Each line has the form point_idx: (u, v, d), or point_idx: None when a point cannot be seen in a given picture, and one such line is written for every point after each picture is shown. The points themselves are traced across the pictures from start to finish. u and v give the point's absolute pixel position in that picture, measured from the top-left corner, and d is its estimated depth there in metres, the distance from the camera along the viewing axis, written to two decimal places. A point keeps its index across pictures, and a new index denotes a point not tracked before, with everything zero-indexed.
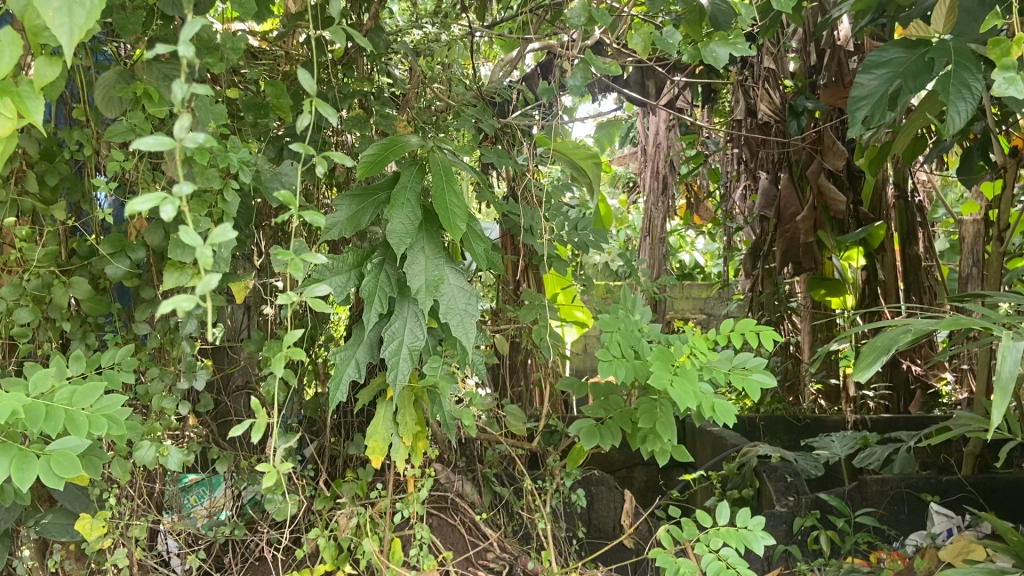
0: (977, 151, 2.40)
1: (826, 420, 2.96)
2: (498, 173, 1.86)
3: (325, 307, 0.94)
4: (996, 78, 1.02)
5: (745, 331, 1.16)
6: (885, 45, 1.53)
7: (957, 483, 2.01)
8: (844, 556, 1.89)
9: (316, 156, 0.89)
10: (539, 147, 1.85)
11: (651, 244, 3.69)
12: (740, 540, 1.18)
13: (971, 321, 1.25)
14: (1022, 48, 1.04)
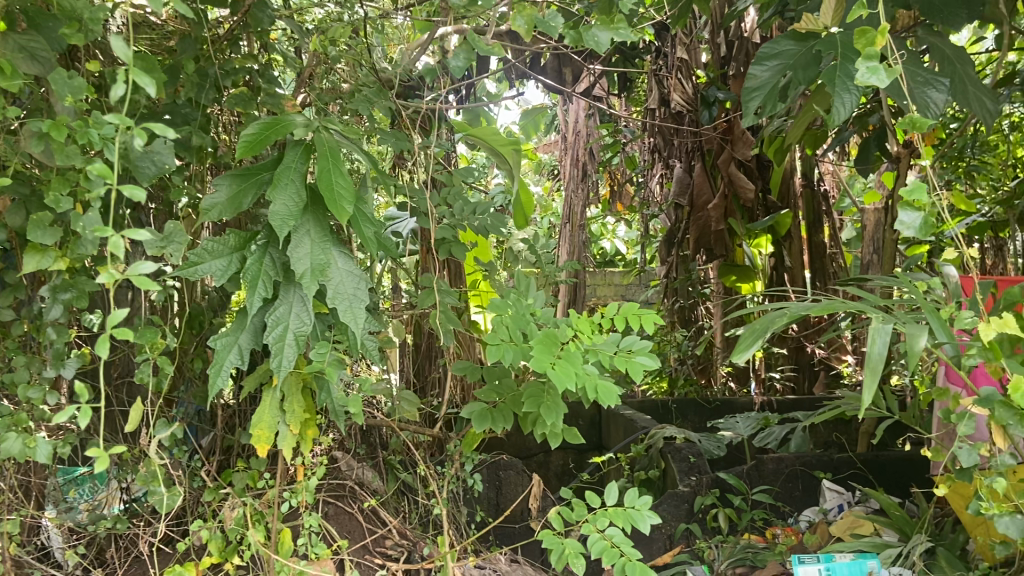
0: (874, 142, 2.46)
1: (734, 402, 3.05)
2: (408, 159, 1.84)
3: (153, 282, 0.85)
4: (860, 68, 1.06)
5: (629, 314, 1.17)
6: (777, 37, 1.57)
7: (847, 461, 2.09)
8: (740, 534, 1.95)
9: (138, 131, 0.88)
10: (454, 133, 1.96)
11: (571, 231, 3.72)
12: (627, 520, 1.20)
13: (849, 304, 1.29)
14: (886, 38, 1.07)
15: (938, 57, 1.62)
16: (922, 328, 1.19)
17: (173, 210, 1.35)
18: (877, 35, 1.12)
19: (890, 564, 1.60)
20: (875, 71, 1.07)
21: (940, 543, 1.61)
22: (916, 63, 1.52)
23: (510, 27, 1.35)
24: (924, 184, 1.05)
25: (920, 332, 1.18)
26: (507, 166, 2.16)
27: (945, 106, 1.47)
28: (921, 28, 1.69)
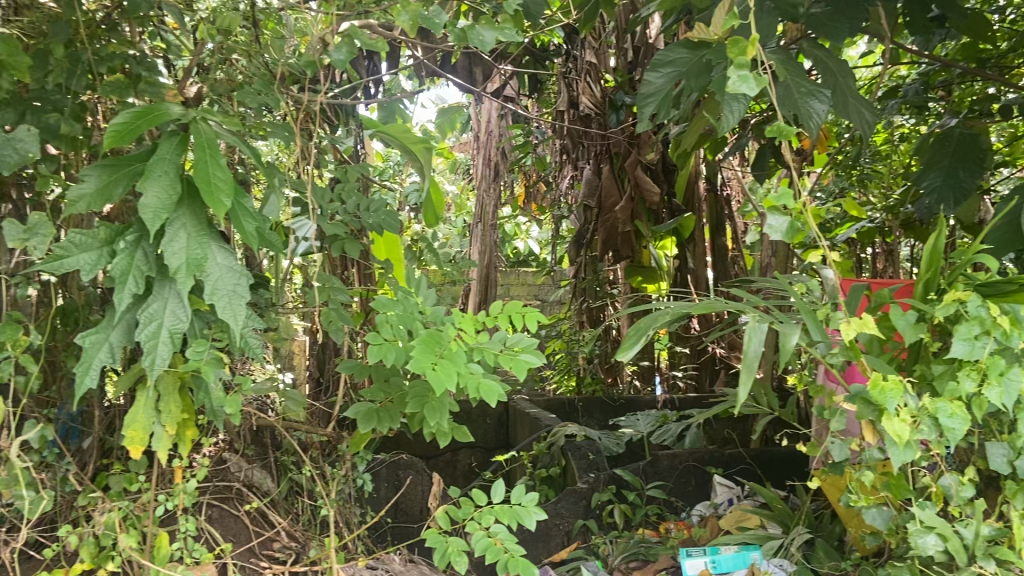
0: (769, 150, 2.55)
1: (638, 401, 3.12)
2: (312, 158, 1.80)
3: None
4: (732, 75, 1.12)
5: (513, 312, 1.19)
6: (671, 45, 1.62)
7: (738, 457, 2.15)
8: (635, 529, 2.00)
9: None
10: (363, 129, 2.04)
11: (482, 231, 3.72)
12: (513, 517, 1.22)
13: (726, 304, 1.34)
14: (754, 48, 1.13)
15: (821, 68, 1.69)
16: (795, 325, 1.24)
17: (45, 201, 1.30)
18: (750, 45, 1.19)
19: (772, 556, 1.64)
20: (747, 79, 1.16)
21: (818, 534, 1.67)
22: (799, 73, 1.59)
23: (396, 23, 1.35)
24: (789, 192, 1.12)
25: (794, 329, 1.23)
26: (419, 163, 2.23)
27: (826, 116, 1.55)
28: (806, 41, 1.76)
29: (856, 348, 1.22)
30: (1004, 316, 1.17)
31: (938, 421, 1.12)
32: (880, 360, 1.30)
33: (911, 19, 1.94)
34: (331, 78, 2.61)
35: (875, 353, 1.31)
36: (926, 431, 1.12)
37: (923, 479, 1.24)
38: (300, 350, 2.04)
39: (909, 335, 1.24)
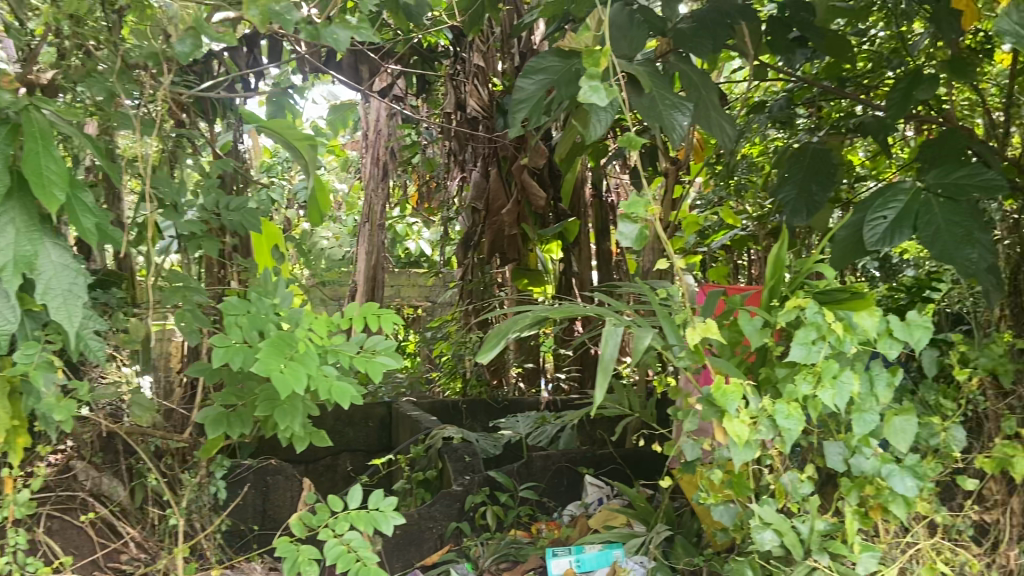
0: (646, 159, 2.61)
1: (521, 402, 3.16)
2: (175, 151, 1.72)
3: None
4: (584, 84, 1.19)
5: (368, 314, 1.18)
6: (543, 53, 1.65)
7: (609, 457, 2.21)
8: (507, 530, 2.01)
9: None
10: (245, 124, 1.99)
11: (370, 231, 3.66)
12: (370, 523, 1.21)
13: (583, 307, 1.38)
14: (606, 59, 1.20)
15: (686, 81, 1.75)
16: (649, 329, 1.28)
17: None
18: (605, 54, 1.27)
19: (634, 553, 1.68)
20: (596, 88, 1.23)
21: (678, 531, 1.72)
22: (664, 86, 1.65)
23: (246, 17, 1.36)
24: (639, 199, 1.17)
25: (647, 332, 1.27)
26: (303, 161, 2.18)
27: (688, 129, 1.61)
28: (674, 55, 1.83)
29: (701, 351, 1.28)
30: (837, 322, 1.24)
31: (775, 422, 1.18)
32: (730, 364, 1.36)
33: (773, 38, 2.05)
34: (208, 70, 2.51)
35: (725, 357, 1.37)
36: (765, 431, 1.18)
37: (766, 478, 1.30)
38: (173, 352, 1.95)
39: (755, 339, 1.32)
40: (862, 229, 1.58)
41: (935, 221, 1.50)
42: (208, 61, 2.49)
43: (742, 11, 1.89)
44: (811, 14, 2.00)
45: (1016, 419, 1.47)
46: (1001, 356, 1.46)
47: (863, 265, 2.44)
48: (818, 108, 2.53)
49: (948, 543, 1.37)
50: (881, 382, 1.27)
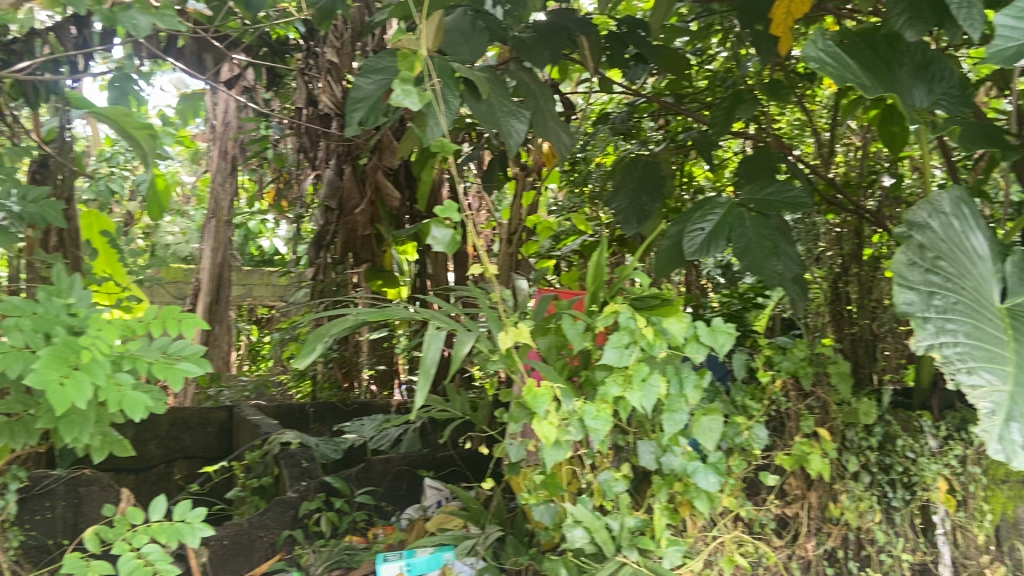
0: (497, 164, 2.56)
1: (371, 405, 3.06)
2: None
3: None
4: (397, 90, 1.42)
5: (168, 319, 1.23)
6: (378, 55, 1.63)
7: (450, 459, 2.23)
8: (341, 536, 1.98)
9: None
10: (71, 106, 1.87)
11: (216, 226, 3.48)
12: (172, 535, 1.19)
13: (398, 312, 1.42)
14: (417, 67, 1.45)
15: (525, 91, 1.77)
16: (470, 334, 1.30)
17: None
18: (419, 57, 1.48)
19: (465, 555, 1.65)
20: (410, 90, 1.44)
21: (510, 532, 1.73)
22: (502, 93, 1.65)
23: None
24: (451, 205, 1.35)
25: (468, 337, 1.29)
26: (139, 151, 2.06)
27: (524, 136, 1.63)
28: (513, 64, 1.85)
29: (514, 355, 1.31)
30: (649, 328, 1.30)
31: (584, 422, 1.26)
32: (555, 367, 1.40)
33: (612, 53, 2.12)
34: (26, 48, 2.32)
35: (550, 360, 1.40)
36: (574, 432, 1.26)
37: (585, 477, 1.35)
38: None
39: (577, 344, 1.35)
40: (682, 240, 1.66)
41: (747, 233, 1.61)
42: (26, 39, 2.29)
43: (582, 27, 1.94)
44: (646, 32, 2.11)
45: (814, 419, 1.59)
46: (801, 360, 1.57)
47: (706, 269, 2.40)
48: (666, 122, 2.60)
49: (747, 536, 1.47)
50: (689, 384, 1.34)
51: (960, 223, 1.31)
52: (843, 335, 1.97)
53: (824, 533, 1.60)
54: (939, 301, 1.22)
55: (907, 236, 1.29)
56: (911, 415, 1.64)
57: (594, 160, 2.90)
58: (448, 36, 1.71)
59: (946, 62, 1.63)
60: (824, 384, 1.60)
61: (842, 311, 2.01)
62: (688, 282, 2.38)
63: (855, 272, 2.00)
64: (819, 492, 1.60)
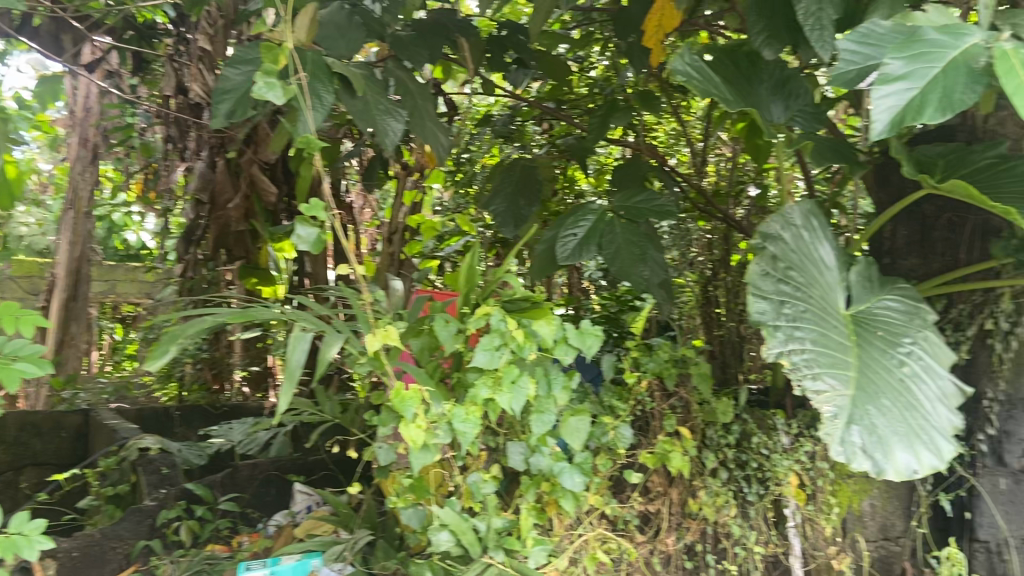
0: (377, 163, 2.44)
1: (242, 408, 2.92)
2: None
3: None
4: (259, 82, 1.35)
5: (4, 317, 1.16)
6: (246, 46, 1.57)
7: (321, 463, 2.20)
8: (203, 545, 1.90)
9: None
10: None
11: (75, 218, 3.26)
12: (8, 550, 1.11)
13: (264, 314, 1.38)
14: (282, 58, 1.40)
15: (403, 90, 1.75)
16: (338, 336, 1.28)
17: None
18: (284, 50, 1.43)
19: (333, 560, 1.60)
20: (272, 84, 1.37)
21: (380, 536, 1.71)
22: (378, 90, 1.62)
23: None
24: (318, 204, 1.33)
25: (335, 340, 1.27)
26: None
27: (401, 135, 1.61)
28: (392, 62, 1.83)
29: (382, 357, 1.30)
30: (519, 330, 1.31)
31: (453, 425, 1.27)
32: (427, 369, 1.39)
33: (493, 56, 2.13)
34: None
35: (422, 362, 1.40)
36: (441, 435, 1.26)
37: (454, 479, 1.36)
38: None
39: (449, 346, 1.34)
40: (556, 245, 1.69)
41: (616, 239, 1.65)
42: None
43: (462, 28, 1.95)
44: (526, 37, 2.15)
45: (676, 418, 1.66)
46: (666, 361, 1.63)
47: (588, 271, 2.42)
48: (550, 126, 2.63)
49: (610, 533, 1.52)
50: (557, 385, 1.36)
51: (809, 235, 1.40)
52: (712, 337, 2.06)
53: (684, 528, 1.67)
54: (789, 309, 1.29)
55: (762, 247, 1.35)
56: (766, 413, 1.74)
57: (479, 161, 2.74)
58: (323, 30, 1.66)
59: (803, 80, 1.72)
60: (687, 385, 1.68)
61: (712, 313, 2.10)
62: (571, 285, 2.43)
63: (723, 277, 2.12)
64: (680, 489, 1.67)
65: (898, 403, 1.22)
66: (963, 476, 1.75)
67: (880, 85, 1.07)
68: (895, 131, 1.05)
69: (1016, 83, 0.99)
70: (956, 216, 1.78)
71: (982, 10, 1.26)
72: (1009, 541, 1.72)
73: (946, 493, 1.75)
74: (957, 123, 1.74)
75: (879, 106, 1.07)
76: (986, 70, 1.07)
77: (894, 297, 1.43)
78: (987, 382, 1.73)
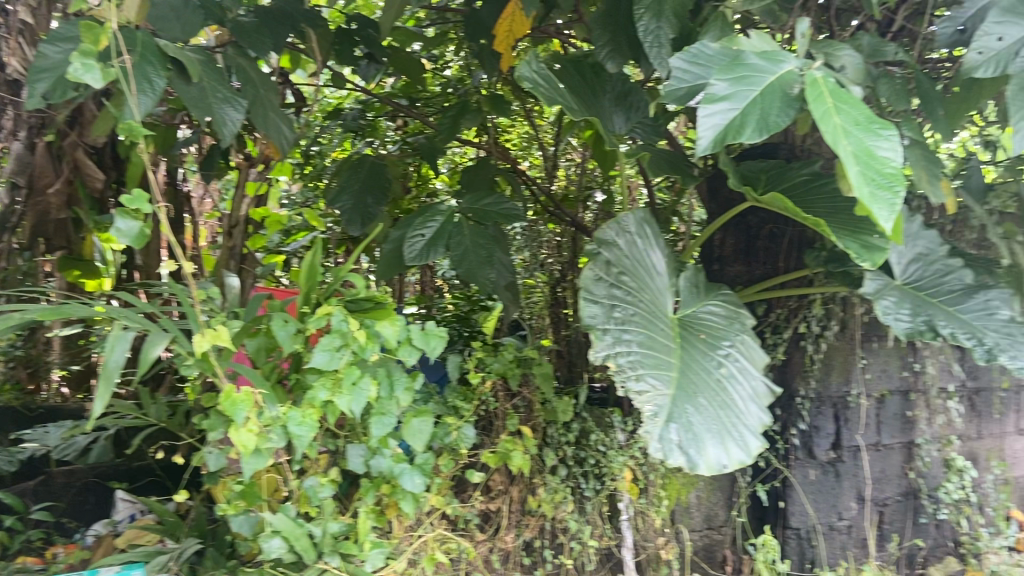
0: (217, 153, 2.33)
1: (60, 411, 2.59)
2: None
3: None
4: (76, 63, 1.25)
5: None
6: (65, 22, 1.45)
7: (147, 469, 2.05)
8: (10, 559, 1.74)
9: None
10: None
11: None
12: None
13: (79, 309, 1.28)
14: (105, 38, 1.31)
15: (243, 77, 1.67)
16: (164, 335, 1.21)
17: None
18: (107, 29, 1.33)
19: (156, 572, 1.52)
20: (91, 66, 1.27)
21: (211, 543, 1.63)
22: (216, 76, 1.54)
23: None
24: (142, 196, 1.26)
25: (160, 339, 1.20)
26: None
27: (240, 125, 1.54)
28: (232, 49, 1.75)
29: (212, 359, 1.25)
30: (361, 331, 1.29)
31: (287, 429, 1.24)
32: (265, 370, 1.35)
33: (341, 49, 2.09)
34: None
35: (260, 363, 1.36)
36: (276, 440, 1.23)
37: (290, 483, 1.33)
38: None
39: (287, 346, 1.30)
40: (403, 245, 1.68)
41: (464, 241, 1.66)
42: None
43: (308, 18, 1.88)
44: (376, 32, 2.12)
45: (518, 418, 1.70)
46: (509, 362, 1.66)
47: (441, 270, 2.43)
48: (403, 123, 2.61)
49: (450, 533, 1.54)
50: (399, 386, 1.35)
51: (642, 242, 1.48)
52: (560, 337, 2.11)
53: (523, 525, 1.71)
54: (618, 313, 1.35)
55: (596, 253, 1.41)
56: (604, 411, 1.81)
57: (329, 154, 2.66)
58: (156, 10, 1.56)
59: (642, 92, 1.80)
60: (529, 385, 1.72)
61: (560, 314, 2.16)
62: (423, 283, 2.42)
63: (570, 279, 2.18)
64: (520, 487, 1.71)
65: (715, 402, 1.30)
66: (778, 468, 1.90)
67: (706, 105, 1.14)
68: (717, 149, 1.13)
69: (823, 109, 1.08)
70: (776, 227, 1.93)
71: (798, 39, 1.37)
72: (816, 528, 1.89)
73: (763, 484, 1.89)
74: (779, 141, 1.88)
75: (704, 124, 1.13)
76: (799, 97, 1.16)
77: (717, 302, 1.52)
78: (799, 381, 1.89)
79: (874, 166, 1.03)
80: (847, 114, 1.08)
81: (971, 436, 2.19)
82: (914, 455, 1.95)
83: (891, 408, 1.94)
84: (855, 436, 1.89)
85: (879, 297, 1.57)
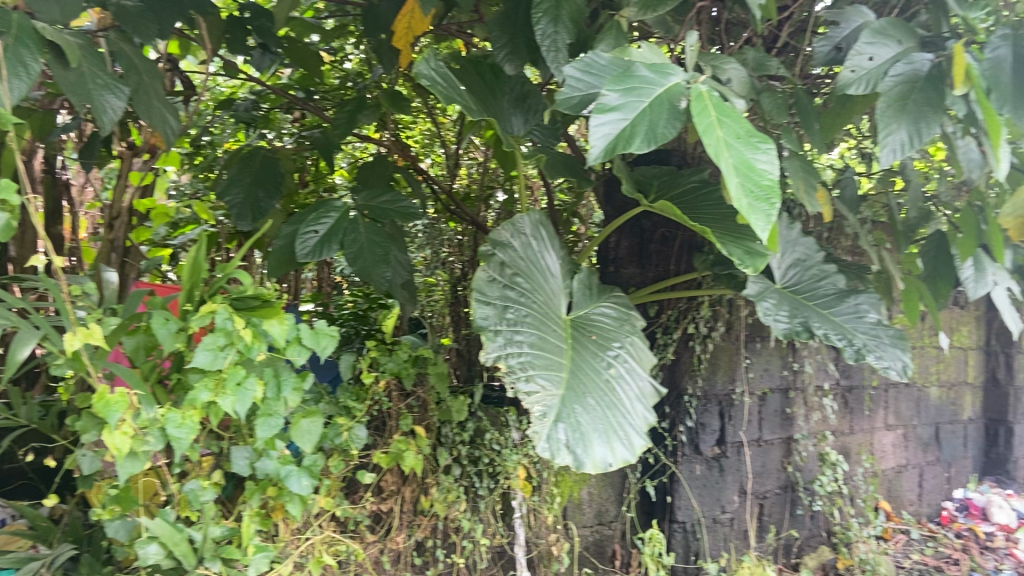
0: (99, 141, 2.21)
1: None
2: None
3: None
4: None
5: None
6: None
7: (19, 471, 1.91)
8: None
9: None
10: None
11: None
12: None
13: None
14: None
15: (124, 63, 1.58)
16: (33, 335, 1.14)
17: None
18: None
19: None
20: None
21: (86, 550, 1.55)
22: (96, 61, 1.46)
23: None
24: (10, 186, 1.18)
25: (29, 340, 1.13)
26: None
27: (122, 113, 1.46)
28: (114, 33, 1.66)
29: (84, 359, 1.18)
30: (246, 329, 1.25)
31: (165, 431, 1.19)
32: (144, 370, 1.29)
33: (232, 37, 2.03)
34: None
35: (139, 363, 1.30)
36: (153, 443, 1.18)
37: (170, 487, 1.28)
38: None
39: (167, 345, 1.24)
40: (295, 241, 1.64)
41: (359, 239, 1.64)
42: None
43: (198, 5, 1.81)
44: (270, 22, 2.06)
45: (412, 417, 1.69)
46: (404, 361, 1.65)
47: (339, 267, 2.38)
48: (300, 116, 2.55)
49: (339, 535, 1.51)
50: (287, 387, 1.32)
51: (537, 244, 1.50)
52: (460, 336, 2.12)
53: (415, 525, 1.70)
54: (510, 314, 1.36)
55: (490, 254, 1.42)
56: (499, 410, 1.81)
57: (222, 145, 2.57)
58: None
59: (540, 95, 1.83)
60: (424, 385, 1.71)
61: (460, 312, 2.17)
62: (320, 279, 2.36)
63: (470, 278, 2.18)
64: (412, 487, 1.70)
65: (602, 402, 1.33)
66: (665, 464, 1.93)
67: (597, 114, 1.16)
68: (608, 158, 1.15)
69: (707, 122, 1.12)
70: (667, 231, 2.00)
71: (687, 50, 1.41)
72: (700, 521, 1.94)
73: (651, 480, 1.94)
74: (671, 148, 1.95)
75: (596, 132, 1.15)
76: (686, 110, 1.20)
77: (609, 304, 1.56)
78: (687, 380, 1.94)
79: (752, 179, 1.07)
80: (730, 127, 1.13)
81: (844, 431, 2.33)
82: (792, 449, 2.08)
83: (772, 405, 2.06)
84: (738, 432, 1.99)
85: (760, 298, 1.63)
